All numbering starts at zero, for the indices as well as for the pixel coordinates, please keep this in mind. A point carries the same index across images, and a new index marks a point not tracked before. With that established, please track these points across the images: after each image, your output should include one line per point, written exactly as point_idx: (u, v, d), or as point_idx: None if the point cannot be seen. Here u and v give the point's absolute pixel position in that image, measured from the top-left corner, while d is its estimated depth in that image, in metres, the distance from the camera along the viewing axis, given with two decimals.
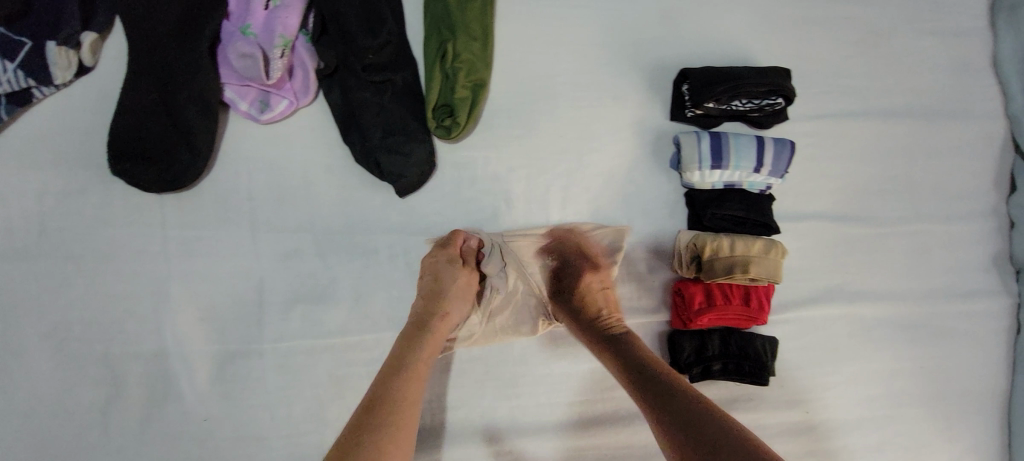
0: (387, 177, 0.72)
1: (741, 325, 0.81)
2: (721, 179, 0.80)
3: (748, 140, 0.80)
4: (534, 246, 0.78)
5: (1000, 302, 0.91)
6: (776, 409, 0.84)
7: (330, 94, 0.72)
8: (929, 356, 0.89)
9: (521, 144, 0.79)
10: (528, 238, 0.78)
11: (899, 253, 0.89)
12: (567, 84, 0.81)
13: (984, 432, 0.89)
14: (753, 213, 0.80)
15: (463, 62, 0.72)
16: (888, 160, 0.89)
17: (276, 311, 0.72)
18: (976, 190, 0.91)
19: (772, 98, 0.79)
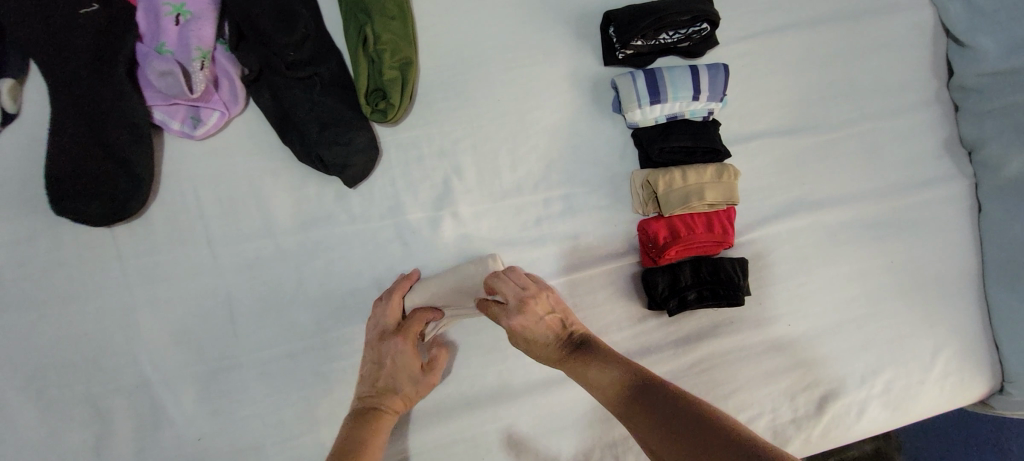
0: (331, 169, 0.72)
1: (709, 252, 0.83)
2: (662, 113, 0.81)
3: (682, 71, 0.80)
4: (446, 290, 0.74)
5: (958, 185, 0.93)
6: (758, 328, 0.86)
7: (259, 98, 0.72)
8: (899, 249, 0.91)
9: (461, 114, 0.79)
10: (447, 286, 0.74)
11: (852, 155, 0.90)
12: (496, 47, 0.80)
13: (962, 313, 0.92)
14: (700, 141, 0.81)
15: (385, 43, 0.72)
16: (827, 66, 0.90)
17: (250, 320, 0.73)
18: (916, 80, 0.92)
19: (697, 25, 0.80)
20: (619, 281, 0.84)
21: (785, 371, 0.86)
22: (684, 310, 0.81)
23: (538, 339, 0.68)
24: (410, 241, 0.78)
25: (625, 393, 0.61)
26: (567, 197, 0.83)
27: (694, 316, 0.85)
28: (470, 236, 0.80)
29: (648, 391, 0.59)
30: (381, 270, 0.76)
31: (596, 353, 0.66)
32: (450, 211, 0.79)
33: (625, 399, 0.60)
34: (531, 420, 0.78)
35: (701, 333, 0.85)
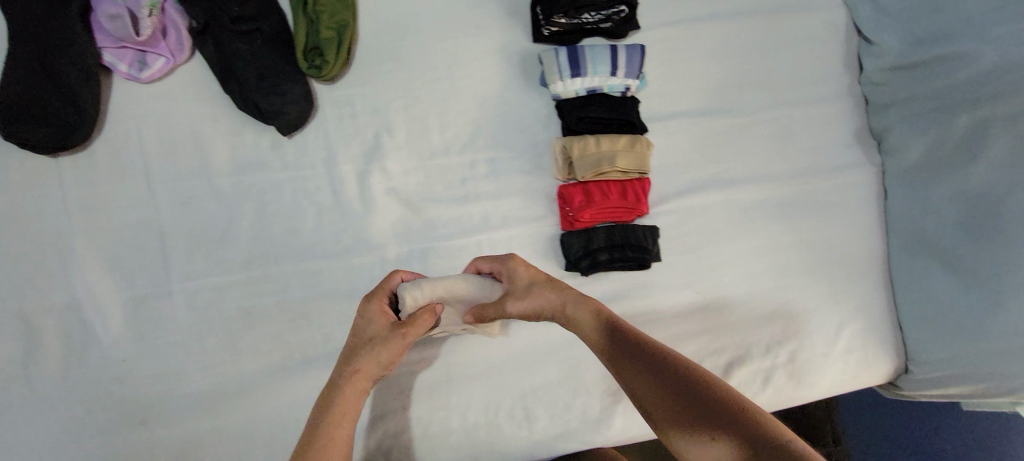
0: (267, 118, 0.78)
1: (623, 218, 0.89)
2: (582, 86, 0.87)
3: (602, 48, 0.87)
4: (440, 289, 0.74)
5: (866, 173, 0.99)
6: (669, 293, 0.91)
7: (204, 49, 0.78)
8: (806, 229, 0.97)
9: (394, 78, 0.86)
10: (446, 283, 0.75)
11: (764, 139, 0.97)
12: (431, 19, 0.87)
13: (868, 293, 0.97)
14: (616, 113, 0.88)
15: (323, 6, 0.80)
16: (744, 57, 0.97)
17: (181, 253, 0.78)
18: (828, 75, 1.00)
19: (615, 7, 0.87)
20: (539, 241, 0.89)
21: (694, 335, 0.91)
22: (597, 270, 0.87)
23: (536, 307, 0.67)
24: (338, 190, 0.83)
25: (644, 370, 0.56)
26: (492, 161, 0.89)
27: (608, 279, 0.90)
28: (397, 191, 0.85)
29: (663, 370, 0.55)
30: (309, 215, 0.82)
31: (607, 327, 0.62)
32: (379, 165, 0.84)
33: (643, 375, 0.56)
34: (444, 363, 0.86)
35: (616, 295, 0.89)
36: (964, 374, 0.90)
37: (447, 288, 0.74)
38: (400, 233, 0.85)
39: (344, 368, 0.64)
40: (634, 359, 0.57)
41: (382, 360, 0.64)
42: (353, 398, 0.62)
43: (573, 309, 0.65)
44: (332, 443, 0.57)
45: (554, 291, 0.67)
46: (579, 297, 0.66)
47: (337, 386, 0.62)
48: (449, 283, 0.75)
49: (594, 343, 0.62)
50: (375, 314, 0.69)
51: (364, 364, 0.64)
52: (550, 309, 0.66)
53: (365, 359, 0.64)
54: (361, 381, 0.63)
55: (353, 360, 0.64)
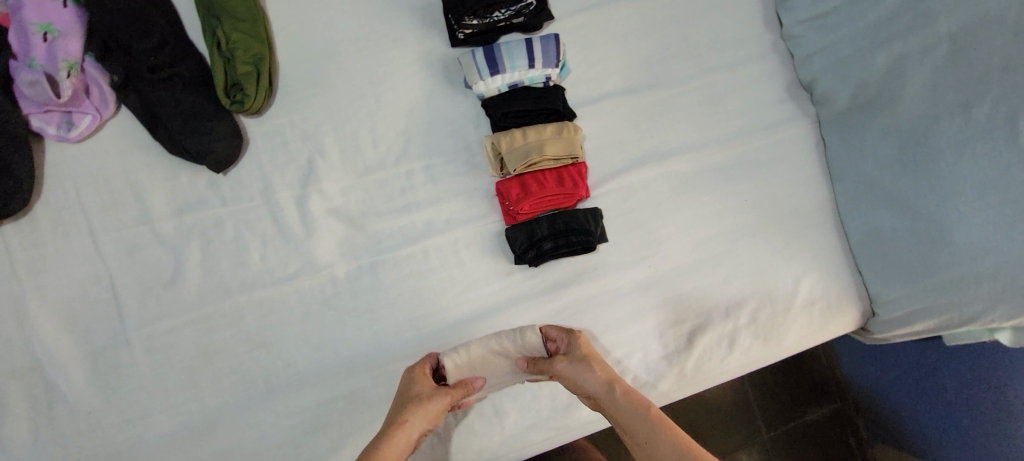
0: (198, 158, 0.81)
1: (564, 204, 0.90)
2: (504, 82, 0.89)
3: (518, 43, 0.89)
4: (491, 352, 0.81)
5: (802, 125, 1.00)
6: (622, 271, 0.92)
7: (128, 101, 0.81)
8: (751, 189, 0.98)
9: (320, 101, 0.88)
10: (491, 350, 0.81)
11: (695, 108, 0.98)
12: (348, 40, 0.89)
13: (823, 241, 0.98)
14: (541, 103, 0.89)
15: (237, 42, 0.82)
16: (663, 31, 0.98)
17: (132, 301, 0.80)
18: (749, 35, 1.01)
19: (523, 1, 0.89)
20: (486, 240, 0.90)
21: (652, 309, 0.92)
22: (543, 259, 0.88)
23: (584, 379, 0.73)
24: (279, 218, 0.85)
25: (663, 458, 0.64)
26: (428, 167, 0.90)
27: (559, 267, 0.91)
28: (338, 210, 0.87)
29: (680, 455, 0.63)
30: (253, 246, 0.84)
31: (632, 404, 0.69)
32: (316, 187, 0.86)
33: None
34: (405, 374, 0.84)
35: (568, 281, 0.91)
36: (925, 309, 0.90)
37: (485, 356, 0.81)
38: (346, 251, 0.87)
39: (392, 419, 0.69)
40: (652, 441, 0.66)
41: (427, 416, 0.70)
42: (398, 447, 0.67)
43: (608, 394, 0.71)
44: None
45: (596, 368, 0.73)
46: (615, 380, 0.72)
47: (382, 437, 0.67)
48: (488, 348, 0.81)
49: (621, 423, 0.69)
50: (419, 378, 0.76)
51: (410, 417, 0.69)
52: (592, 375, 0.73)
53: (415, 414, 0.69)
54: (409, 432, 0.68)
55: (402, 411, 0.69)
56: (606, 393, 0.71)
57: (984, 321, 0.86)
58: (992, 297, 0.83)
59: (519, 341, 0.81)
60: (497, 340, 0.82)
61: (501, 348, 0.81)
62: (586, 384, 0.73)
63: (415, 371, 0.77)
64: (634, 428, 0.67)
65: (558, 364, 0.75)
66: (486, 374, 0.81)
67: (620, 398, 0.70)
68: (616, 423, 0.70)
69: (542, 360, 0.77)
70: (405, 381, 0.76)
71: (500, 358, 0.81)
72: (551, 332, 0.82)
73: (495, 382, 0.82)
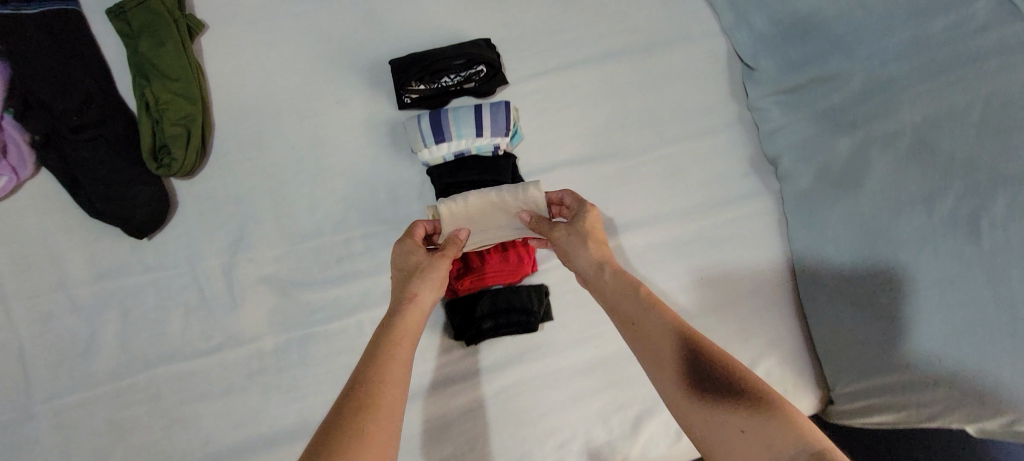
0: (119, 222, 0.77)
1: (508, 281, 0.87)
2: (449, 150, 0.85)
3: (466, 109, 0.85)
4: (493, 202, 0.80)
5: (767, 200, 0.95)
6: (568, 350, 0.88)
7: (48, 161, 0.76)
8: (708, 267, 0.94)
9: (255, 165, 0.84)
10: (493, 202, 0.80)
11: (654, 179, 0.95)
12: (289, 100, 0.86)
13: (783, 324, 0.93)
14: (488, 174, 0.85)
15: (167, 104, 0.78)
16: (623, 97, 0.95)
17: (42, 372, 0.76)
18: (714, 105, 0.97)
19: (474, 67, 0.87)
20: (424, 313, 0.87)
21: (599, 392, 0.87)
22: (481, 338, 0.85)
23: (581, 246, 0.73)
24: (205, 288, 0.81)
25: (653, 333, 0.63)
26: (366, 234, 0.85)
27: (501, 344, 0.87)
28: (268, 278, 0.83)
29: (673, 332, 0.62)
30: (175, 316, 0.80)
31: (621, 282, 0.69)
32: (246, 255, 0.82)
33: (655, 342, 0.63)
34: None
35: (510, 360, 0.87)
36: (902, 382, 0.81)
37: (484, 210, 0.80)
38: (275, 322, 0.82)
39: (404, 289, 0.70)
40: (643, 315, 0.65)
41: (435, 282, 0.71)
42: (415, 319, 0.68)
43: (599, 271, 0.71)
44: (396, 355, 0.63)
45: (589, 245, 0.73)
46: (607, 261, 0.72)
47: (398, 309, 0.68)
48: (486, 199, 0.80)
49: (611, 307, 0.69)
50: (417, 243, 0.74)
51: (421, 292, 0.69)
52: (591, 246, 0.73)
53: (424, 284, 0.70)
54: (421, 301, 0.69)
55: (411, 285, 0.70)
56: (596, 272, 0.71)
57: (943, 421, 0.79)
58: (942, 401, 0.78)
59: (519, 191, 0.80)
60: (498, 191, 0.81)
61: (504, 198, 0.81)
62: (576, 253, 0.73)
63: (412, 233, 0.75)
64: (626, 307, 0.67)
65: (561, 231, 0.74)
66: (483, 226, 0.80)
67: (609, 279, 0.70)
68: (603, 296, 0.70)
69: (544, 223, 0.76)
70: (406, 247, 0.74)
71: (501, 205, 0.81)
72: (558, 196, 0.81)
73: (490, 235, 0.81)
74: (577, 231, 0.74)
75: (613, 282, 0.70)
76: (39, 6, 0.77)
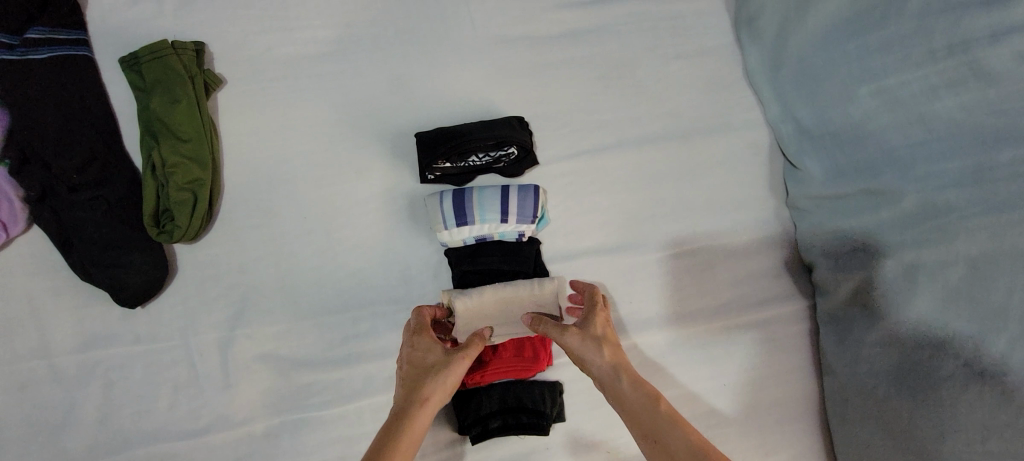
0: (111, 291, 0.72)
1: (521, 376, 0.80)
2: (471, 234, 0.79)
3: (493, 191, 0.80)
4: (506, 297, 0.77)
5: (796, 305, 0.91)
6: (578, 454, 0.82)
7: (40, 219, 0.71)
8: (731, 371, 0.89)
9: (263, 232, 0.79)
10: (507, 296, 0.77)
11: (682, 274, 0.90)
12: (305, 166, 0.80)
13: (805, 439, 0.89)
14: (509, 263, 0.81)
15: (174, 167, 0.73)
16: (657, 184, 0.90)
17: (14, 445, 0.71)
18: (749, 200, 0.92)
19: (504, 149, 0.81)
20: None
21: None
22: (487, 439, 0.79)
23: (597, 352, 0.69)
24: (197, 363, 0.75)
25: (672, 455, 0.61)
26: (374, 316, 0.79)
27: (507, 442, 0.81)
28: (266, 356, 0.77)
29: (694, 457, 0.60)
30: (162, 393, 0.74)
31: (638, 393, 0.66)
32: (244, 330, 0.77)
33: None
34: None
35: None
36: None
37: (498, 303, 0.77)
38: (269, 404, 0.76)
39: (411, 389, 0.65)
40: (661, 433, 0.63)
41: (448, 381, 0.66)
42: (419, 426, 0.63)
43: (617, 378, 0.68)
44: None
45: (602, 349, 0.69)
46: (620, 366, 0.69)
47: (404, 413, 0.63)
48: (501, 294, 0.77)
49: (628, 419, 0.66)
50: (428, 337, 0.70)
51: (433, 393, 0.64)
52: (607, 351, 0.70)
53: (436, 385, 0.65)
54: (432, 402, 0.64)
55: (422, 387, 0.65)
56: (609, 379, 0.68)
57: None
58: None
59: (535, 284, 0.78)
60: (513, 284, 0.78)
61: (519, 294, 0.77)
62: (591, 357, 0.69)
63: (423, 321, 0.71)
64: (652, 428, 0.63)
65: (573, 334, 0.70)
66: (496, 320, 0.77)
67: (624, 388, 0.67)
68: (621, 409, 0.67)
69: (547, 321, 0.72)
70: (417, 342, 0.70)
71: (514, 298, 0.77)
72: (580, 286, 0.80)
73: (504, 329, 0.77)
74: (597, 337, 0.71)
75: (629, 392, 0.67)
76: (48, 50, 0.72)
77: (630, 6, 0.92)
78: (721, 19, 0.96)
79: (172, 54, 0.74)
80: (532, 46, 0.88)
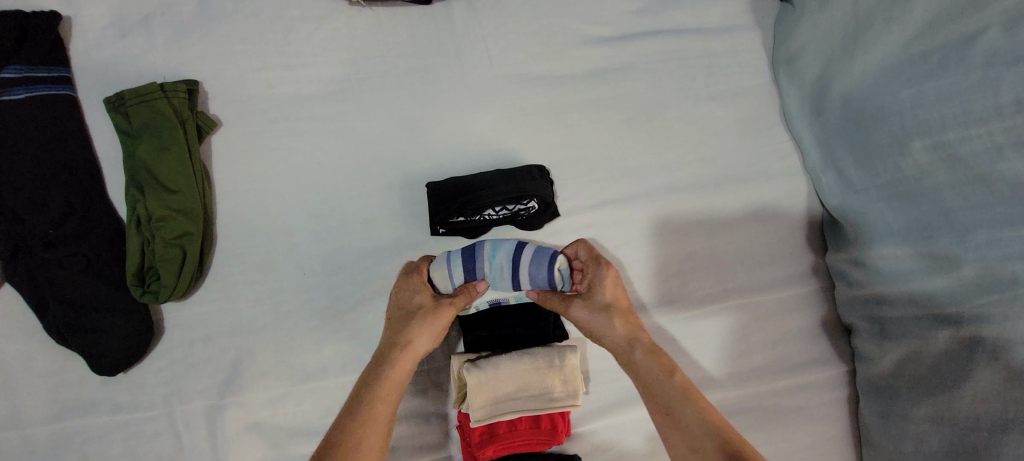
0: (88, 357, 0.65)
1: (537, 449, 0.72)
2: (482, 301, 0.73)
3: (505, 255, 0.71)
4: (522, 367, 0.71)
5: (835, 370, 0.85)
6: None
7: (13, 276, 0.64)
8: (765, 440, 0.82)
9: (258, 289, 0.72)
10: (523, 365, 0.71)
11: (713, 334, 0.83)
12: (305, 216, 0.73)
13: None
14: (524, 324, 0.75)
15: (162, 220, 0.66)
16: (686, 237, 0.83)
17: None
18: (784, 253, 0.86)
19: (523, 202, 0.74)
20: None
21: None
22: None
23: (605, 325, 0.69)
24: (182, 434, 0.68)
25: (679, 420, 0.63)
26: None
27: None
28: (259, 426, 0.70)
29: (706, 435, 0.61)
30: None
31: (650, 364, 0.67)
32: (235, 398, 0.70)
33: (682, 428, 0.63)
34: None
35: None
36: None
37: (513, 374, 0.71)
38: None
39: (396, 337, 0.66)
40: (673, 408, 0.64)
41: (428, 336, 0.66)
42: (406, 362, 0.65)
43: (627, 350, 0.68)
44: (370, 428, 0.60)
45: (611, 321, 0.69)
46: (632, 339, 0.68)
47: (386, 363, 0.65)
48: (518, 365, 0.71)
49: (638, 382, 0.67)
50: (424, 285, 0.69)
51: (417, 335, 0.66)
52: (616, 318, 0.70)
53: (414, 332, 0.66)
54: (410, 353, 0.65)
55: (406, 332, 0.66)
56: (622, 349, 0.68)
57: None
58: None
59: (555, 351, 0.72)
60: (531, 353, 0.72)
61: (537, 363, 0.71)
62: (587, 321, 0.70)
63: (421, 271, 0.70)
64: (657, 395, 0.65)
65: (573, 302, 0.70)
66: (511, 392, 0.71)
67: (635, 358, 0.67)
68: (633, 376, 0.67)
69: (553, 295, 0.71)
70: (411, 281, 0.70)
71: (532, 368, 0.71)
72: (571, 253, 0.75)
73: (518, 403, 0.71)
74: (607, 310, 0.70)
75: (643, 361, 0.67)
76: (24, 90, 0.66)
77: (661, 42, 0.85)
78: (758, 57, 0.89)
79: (162, 97, 0.68)
80: (555, 85, 0.81)
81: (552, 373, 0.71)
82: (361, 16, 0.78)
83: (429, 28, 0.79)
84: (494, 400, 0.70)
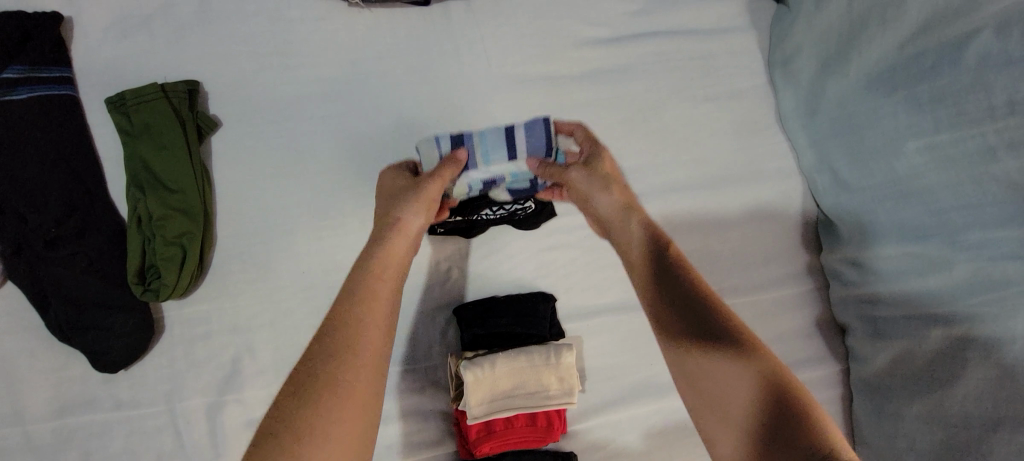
0: (90, 354, 0.66)
1: (533, 445, 0.73)
2: (475, 178, 0.66)
3: (494, 130, 0.65)
4: (520, 365, 0.72)
5: (829, 368, 0.86)
6: None
7: (15, 274, 0.65)
8: None
9: (257, 287, 0.73)
10: (521, 362, 0.72)
11: None
12: (304, 215, 0.74)
13: None
14: (522, 323, 0.75)
15: (162, 219, 0.67)
16: (682, 237, 0.84)
17: None
18: (780, 253, 0.87)
19: (520, 202, 0.73)
20: None
21: None
22: None
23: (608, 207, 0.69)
24: (183, 430, 0.69)
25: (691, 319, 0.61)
26: None
27: None
28: (258, 423, 0.71)
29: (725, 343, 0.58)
30: None
31: (660, 253, 0.66)
32: (235, 395, 0.70)
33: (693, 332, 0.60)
34: None
35: None
36: None
37: (511, 371, 0.72)
38: None
39: (380, 229, 0.63)
40: (685, 311, 0.61)
41: (421, 213, 0.63)
42: (397, 248, 0.62)
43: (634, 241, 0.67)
44: (360, 332, 0.56)
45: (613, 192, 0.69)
46: (635, 215, 0.69)
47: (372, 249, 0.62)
48: (515, 362, 0.72)
49: (643, 273, 0.66)
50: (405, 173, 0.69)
51: (404, 217, 0.63)
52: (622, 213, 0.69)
53: (400, 201, 0.64)
54: (399, 239, 0.62)
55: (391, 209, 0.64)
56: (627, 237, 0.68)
57: None
58: None
59: (553, 349, 0.72)
60: (528, 351, 0.72)
61: (534, 361, 0.72)
62: (614, 218, 0.69)
63: (405, 174, 0.68)
64: (663, 285, 0.64)
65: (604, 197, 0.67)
66: (508, 389, 0.72)
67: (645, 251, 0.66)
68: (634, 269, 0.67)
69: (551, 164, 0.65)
70: (394, 184, 0.68)
71: (530, 365, 0.72)
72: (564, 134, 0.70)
73: (516, 400, 0.71)
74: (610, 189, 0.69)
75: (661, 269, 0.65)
76: (27, 90, 0.67)
77: (657, 44, 0.86)
78: (754, 58, 0.90)
79: (162, 98, 0.68)
80: (553, 86, 0.82)
81: (549, 371, 0.72)
82: (360, 17, 0.79)
83: (427, 29, 0.80)
84: (492, 397, 0.71)
